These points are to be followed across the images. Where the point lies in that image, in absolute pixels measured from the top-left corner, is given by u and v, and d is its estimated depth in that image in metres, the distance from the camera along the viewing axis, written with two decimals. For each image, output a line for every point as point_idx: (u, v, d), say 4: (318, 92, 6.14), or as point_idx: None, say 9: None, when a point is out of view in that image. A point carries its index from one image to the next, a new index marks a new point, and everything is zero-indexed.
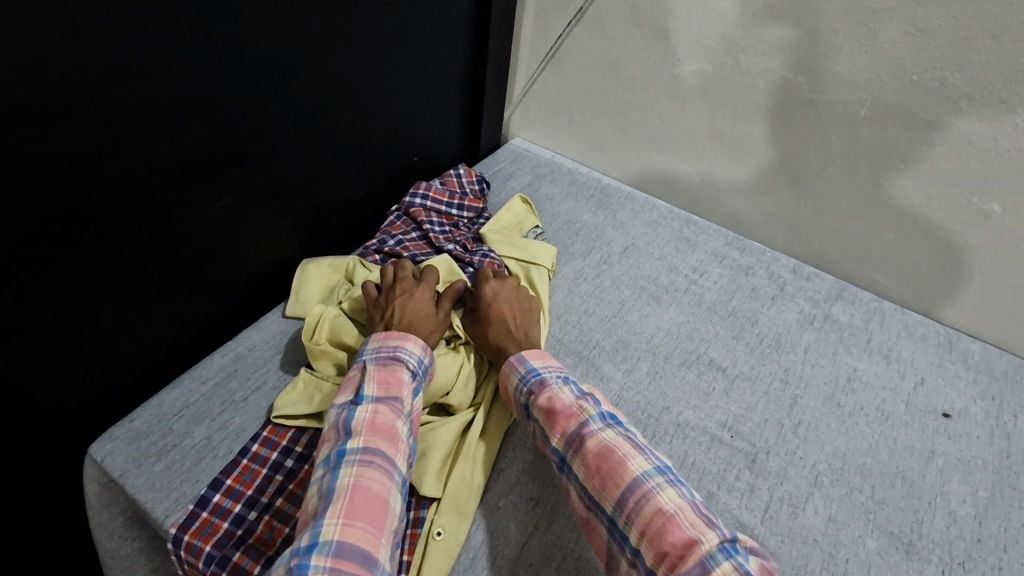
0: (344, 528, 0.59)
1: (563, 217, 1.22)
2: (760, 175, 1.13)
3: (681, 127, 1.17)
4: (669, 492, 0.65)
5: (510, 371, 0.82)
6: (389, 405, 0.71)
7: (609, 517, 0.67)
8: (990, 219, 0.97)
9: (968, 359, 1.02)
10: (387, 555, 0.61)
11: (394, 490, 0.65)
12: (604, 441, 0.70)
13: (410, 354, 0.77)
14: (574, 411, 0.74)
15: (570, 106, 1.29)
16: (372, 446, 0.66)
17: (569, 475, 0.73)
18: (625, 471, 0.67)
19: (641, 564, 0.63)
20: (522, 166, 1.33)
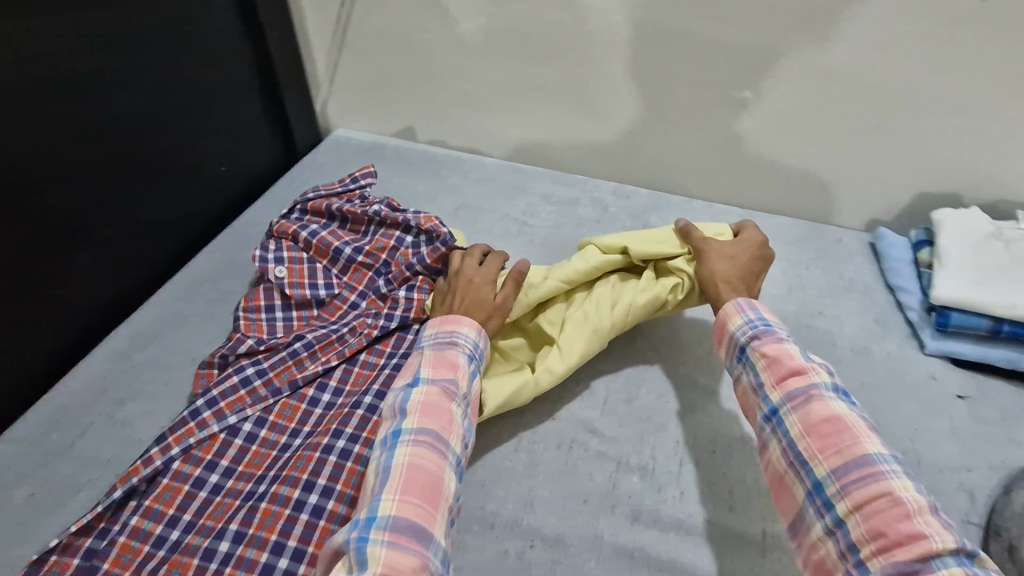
0: (401, 503, 0.61)
1: (395, 193, 1.24)
2: (561, 112, 1.21)
3: (480, 83, 1.22)
4: (904, 479, 0.58)
5: (735, 312, 0.76)
6: (443, 390, 0.71)
7: (816, 481, 0.61)
8: (747, 106, 1.07)
9: (767, 232, 1.15)
10: (442, 530, 0.63)
11: (445, 469, 0.66)
12: (834, 411, 0.64)
13: (466, 339, 0.77)
14: (805, 372, 0.68)
15: (377, 86, 1.30)
16: (425, 426, 0.67)
17: (775, 429, 0.67)
18: (855, 445, 0.61)
19: (843, 541, 0.58)
20: (348, 155, 1.34)
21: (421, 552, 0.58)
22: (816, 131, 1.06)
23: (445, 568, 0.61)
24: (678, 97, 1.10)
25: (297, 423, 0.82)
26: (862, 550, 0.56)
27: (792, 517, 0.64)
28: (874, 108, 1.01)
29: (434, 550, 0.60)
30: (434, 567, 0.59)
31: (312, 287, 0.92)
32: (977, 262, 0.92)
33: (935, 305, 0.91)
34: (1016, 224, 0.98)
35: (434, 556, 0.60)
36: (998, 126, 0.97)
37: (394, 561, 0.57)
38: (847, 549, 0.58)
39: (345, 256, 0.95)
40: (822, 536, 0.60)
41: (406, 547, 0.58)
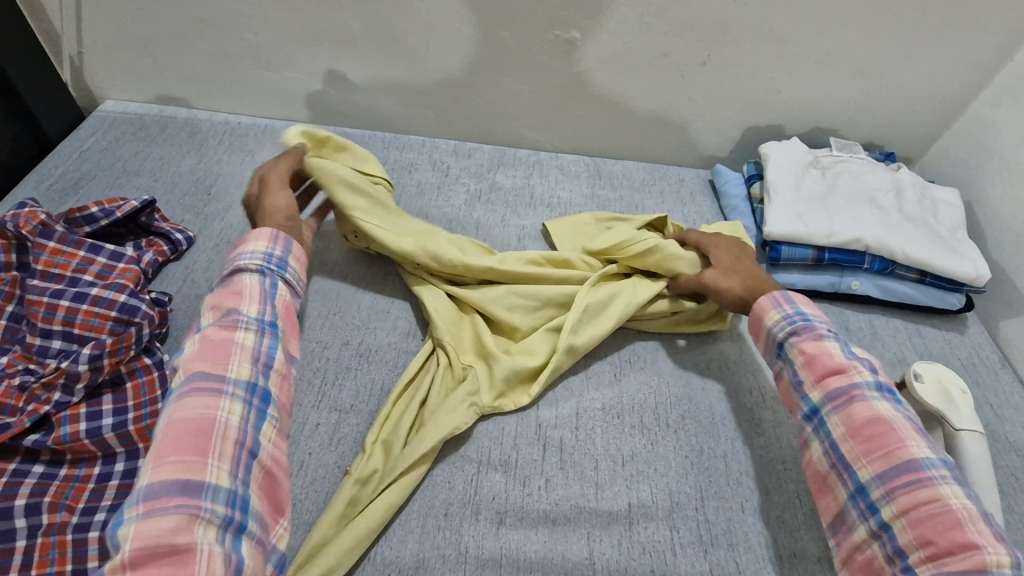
0: (156, 468, 0.51)
1: (189, 176, 1.02)
2: (378, 65, 1.05)
3: (273, 35, 1.02)
4: (955, 488, 0.57)
5: (772, 305, 0.73)
6: (225, 320, 0.61)
7: (861, 485, 0.61)
8: (576, 47, 0.99)
9: (613, 179, 1.12)
10: (233, 475, 0.53)
11: (223, 409, 0.56)
12: (881, 413, 0.62)
13: (253, 253, 0.67)
14: (846, 370, 0.65)
15: (143, 44, 1.05)
16: (192, 373, 0.57)
17: (818, 430, 0.65)
18: (903, 450, 0.60)
19: (889, 546, 0.58)
20: (123, 135, 1.08)
21: (189, 506, 0.50)
22: (646, 69, 1.02)
23: (241, 508, 0.53)
24: (502, 39, 0.99)
25: (88, 501, 0.62)
26: (910, 556, 0.56)
27: (829, 517, 0.64)
28: (696, 42, 0.98)
29: (210, 497, 0.51)
30: (215, 515, 0.51)
31: (52, 336, 0.69)
32: (801, 193, 0.95)
33: (768, 240, 0.92)
34: (829, 152, 1.03)
35: (211, 506, 0.51)
36: (807, 53, 0.99)
37: (149, 531, 0.48)
38: (893, 553, 0.57)
39: (81, 289, 0.71)
40: (867, 539, 0.60)
41: (163, 513, 0.49)
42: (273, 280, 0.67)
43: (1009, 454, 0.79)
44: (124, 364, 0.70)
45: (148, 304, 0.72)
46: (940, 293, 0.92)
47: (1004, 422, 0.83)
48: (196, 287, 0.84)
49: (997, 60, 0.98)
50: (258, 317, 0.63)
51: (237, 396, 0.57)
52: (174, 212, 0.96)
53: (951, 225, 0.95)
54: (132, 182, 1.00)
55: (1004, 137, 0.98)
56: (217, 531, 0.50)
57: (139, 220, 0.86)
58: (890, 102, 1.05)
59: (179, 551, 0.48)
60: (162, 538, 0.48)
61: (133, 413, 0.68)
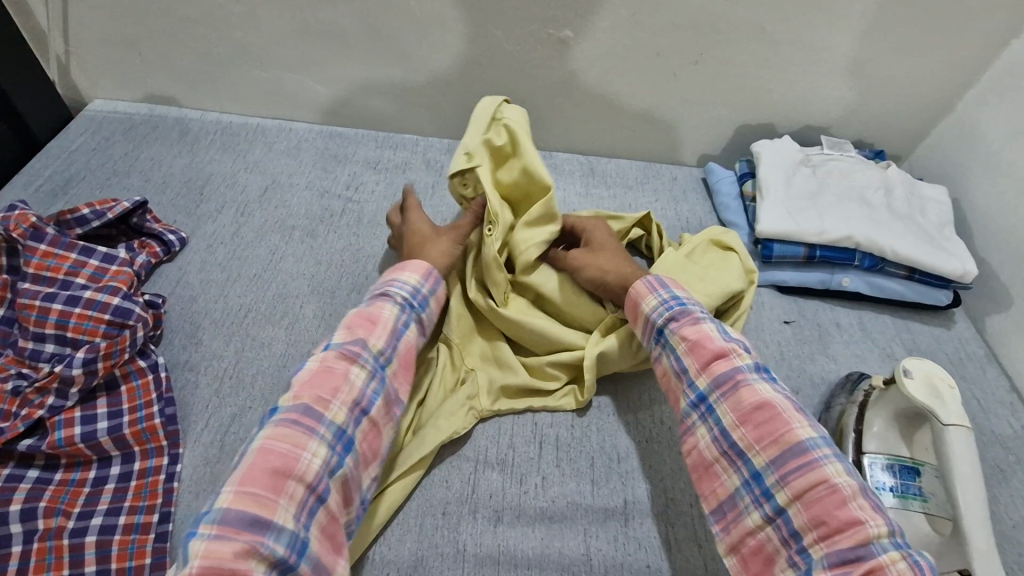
0: (236, 493, 0.51)
1: (181, 176, 1.01)
2: (371, 64, 1.05)
3: (264, 33, 1.01)
4: (837, 465, 0.58)
5: (648, 291, 0.73)
6: (345, 352, 0.62)
7: (755, 471, 0.60)
8: (569, 45, 1.00)
9: (607, 178, 1.12)
10: (298, 518, 0.53)
11: (310, 449, 0.55)
12: (765, 396, 0.62)
13: (403, 285, 0.70)
14: (727, 354, 0.66)
15: (132, 43, 1.04)
16: (302, 401, 0.58)
17: (705, 417, 0.65)
18: (789, 432, 0.60)
19: (784, 528, 0.57)
20: (113, 135, 1.06)
21: (254, 541, 0.49)
22: (639, 68, 1.02)
23: (299, 552, 0.52)
24: (495, 38, 0.99)
25: (84, 505, 0.62)
26: (804, 538, 0.56)
27: (716, 504, 0.63)
28: (689, 41, 0.98)
29: (275, 537, 0.50)
30: (274, 553, 0.50)
31: (45, 339, 0.69)
32: (792, 191, 0.96)
33: (760, 238, 0.93)
34: (820, 150, 1.04)
35: (274, 544, 0.50)
36: (798, 52, 1.00)
37: (213, 555, 0.47)
38: (788, 536, 0.57)
39: (73, 293, 0.71)
40: (761, 524, 0.59)
41: (230, 540, 0.48)
42: (406, 319, 0.68)
43: (995, 448, 0.81)
44: (118, 367, 0.69)
45: (142, 307, 0.72)
46: (928, 289, 0.94)
47: (990, 417, 0.85)
48: (190, 289, 0.83)
49: (983, 59, 0.99)
50: (377, 356, 0.64)
51: (328, 437, 0.57)
52: (166, 213, 0.95)
53: (939, 222, 0.97)
54: (122, 183, 0.99)
55: (991, 135, 1.00)
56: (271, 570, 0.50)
57: (131, 221, 0.86)
58: (880, 100, 1.06)
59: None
60: (223, 564, 0.47)
61: (129, 416, 0.68)
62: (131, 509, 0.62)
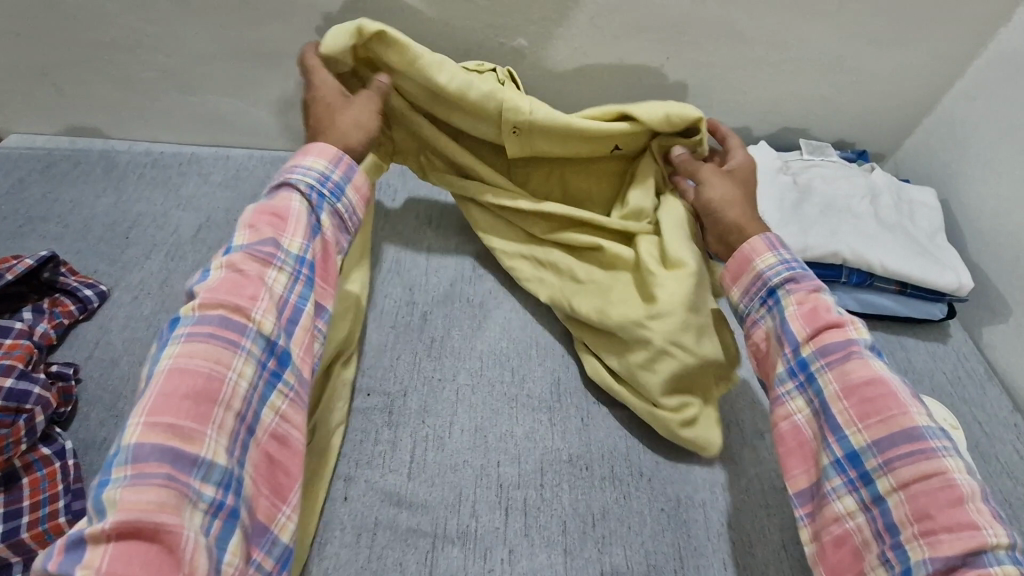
0: (151, 425, 0.46)
1: (105, 218, 0.92)
2: (309, 84, 0.96)
3: (187, 56, 0.92)
4: (954, 461, 0.52)
5: (766, 248, 0.67)
6: (257, 254, 0.58)
7: (851, 450, 0.55)
8: (523, 55, 0.91)
9: None
10: (226, 452, 0.50)
11: (236, 368, 0.52)
12: (879, 372, 0.57)
13: (308, 170, 0.65)
14: (843, 324, 0.60)
15: (43, 73, 0.94)
16: (212, 310, 0.53)
17: (804, 389, 0.60)
18: (902, 415, 0.54)
19: (880, 520, 0.53)
20: (29, 175, 0.97)
21: (182, 485, 0.46)
22: (603, 75, 0.94)
23: (230, 495, 0.49)
24: (445, 51, 0.91)
25: None
26: (902, 532, 0.51)
27: (806, 484, 0.59)
28: (654, 45, 0.91)
29: (201, 476, 0.47)
30: (202, 498, 0.47)
31: None
32: (772, 203, 0.89)
33: None
34: (799, 157, 0.97)
35: (199, 488, 0.47)
36: (772, 52, 0.92)
37: (135, 507, 0.43)
38: (882, 529, 0.53)
39: None
40: (851, 512, 0.55)
41: (150, 483, 0.44)
42: (319, 209, 0.65)
43: (1002, 478, 0.75)
44: (16, 459, 0.60)
45: (43, 385, 0.63)
46: (921, 304, 0.87)
47: (994, 442, 0.79)
48: (112, 351, 0.75)
49: (969, 51, 0.92)
50: (295, 255, 0.61)
51: (250, 354, 0.53)
52: (87, 263, 0.86)
53: (930, 230, 0.90)
54: (38, 231, 0.90)
55: (980, 133, 0.93)
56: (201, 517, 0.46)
57: (42, 276, 0.77)
58: (861, 98, 0.99)
59: (155, 532, 0.43)
60: (146, 515, 0.43)
61: (30, 515, 0.59)
62: None
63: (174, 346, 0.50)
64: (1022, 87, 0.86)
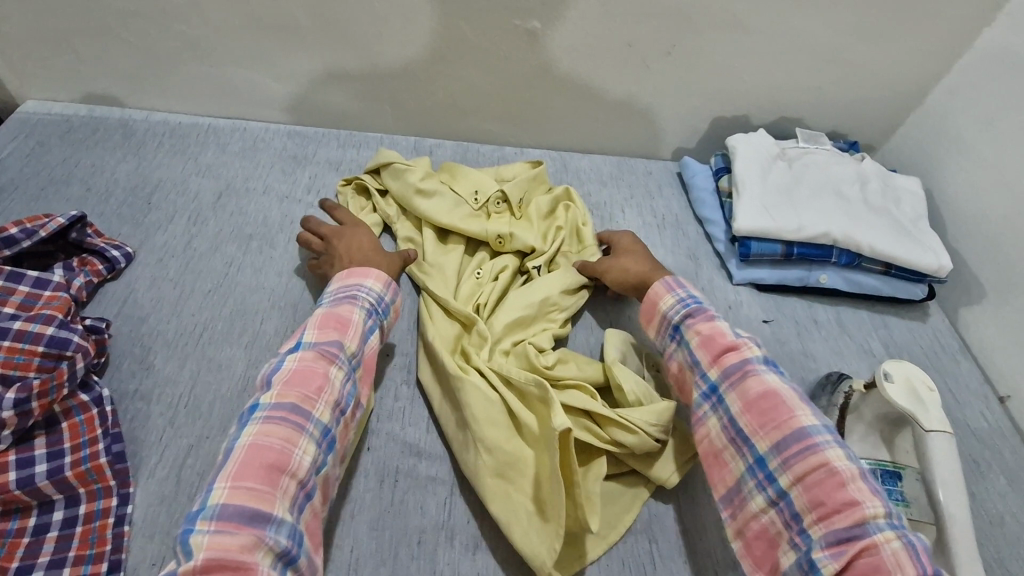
0: (232, 489, 0.51)
1: (126, 182, 0.94)
2: (327, 58, 0.98)
3: (209, 26, 0.94)
4: (838, 449, 0.58)
5: (665, 293, 0.75)
6: (325, 352, 0.63)
7: (758, 457, 0.61)
8: (537, 37, 0.95)
9: (580, 174, 1.09)
10: (291, 511, 0.53)
11: (303, 445, 0.56)
12: (771, 384, 0.63)
13: (370, 291, 0.71)
14: (738, 346, 0.67)
15: (64, 39, 0.96)
16: (286, 398, 0.58)
17: (715, 407, 0.66)
18: (791, 417, 0.60)
19: (787, 511, 0.58)
20: (48, 139, 0.98)
21: (259, 534, 0.50)
22: (611, 59, 0.98)
23: (298, 545, 0.52)
24: (461, 29, 0.94)
25: (24, 558, 0.57)
26: (804, 519, 0.57)
27: (725, 491, 0.64)
28: (662, 31, 0.95)
29: (275, 529, 0.51)
30: (277, 544, 0.51)
31: None
32: (768, 186, 0.94)
33: (737, 236, 0.91)
34: (795, 144, 1.02)
35: (274, 536, 0.51)
36: (773, 43, 0.97)
37: (219, 546, 0.48)
38: (790, 518, 0.58)
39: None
40: (764, 508, 0.60)
41: (233, 533, 0.49)
42: (371, 323, 0.70)
43: (971, 442, 0.82)
44: (57, 403, 0.63)
45: (82, 335, 0.67)
46: (904, 284, 0.93)
47: (965, 409, 0.85)
48: (140, 309, 0.77)
49: (956, 47, 0.98)
50: (351, 359, 0.65)
51: (317, 434, 0.57)
52: (110, 226, 0.88)
53: (914, 215, 0.95)
54: (60, 193, 0.91)
55: (962, 126, 0.99)
56: (275, 562, 0.50)
57: (69, 236, 0.79)
58: (854, 90, 1.05)
59: (238, 571, 0.47)
60: (228, 554, 0.48)
61: (71, 456, 0.62)
62: (76, 559, 0.58)
63: (254, 426, 0.55)
64: (1003, 82, 0.92)
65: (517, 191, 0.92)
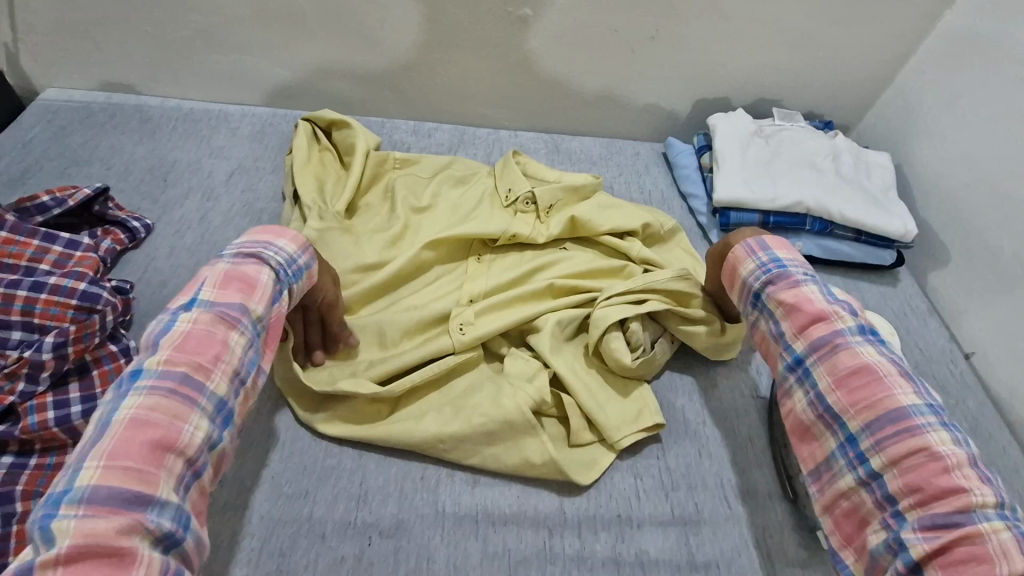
0: (107, 469, 0.48)
1: (144, 162, 1.00)
2: (331, 46, 1.05)
3: (221, 15, 1.00)
4: (942, 433, 0.60)
5: (747, 256, 0.76)
6: (223, 315, 0.59)
7: (850, 436, 0.63)
8: (528, 23, 1.01)
9: (571, 154, 1.15)
10: (178, 491, 0.51)
11: (192, 422, 0.54)
12: (865, 360, 0.65)
13: (279, 250, 0.66)
14: (830, 318, 0.68)
15: (84, 29, 1.01)
16: (171, 368, 0.54)
17: (803, 380, 0.68)
18: (889, 398, 0.62)
19: (878, 492, 0.61)
20: (67, 124, 1.04)
21: (137, 517, 0.48)
22: (597, 44, 1.05)
23: (183, 528, 0.51)
24: (456, 16, 1.00)
25: None
26: (898, 502, 0.59)
27: (813, 466, 0.67)
28: (645, 17, 1.01)
29: (158, 513, 0.49)
30: (159, 528, 0.49)
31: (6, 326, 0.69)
32: (746, 161, 1.00)
33: (718, 206, 0.97)
34: (772, 122, 1.08)
35: (157, 521, 0.49)
36: (748, 28, 1.04)
37: (92, 532, 0.45)
38: (882, 499, 0.60)
39: (31, 283, 0.70)
40: (854, 487, 0.63)
41: (108, 518, 0.46)
42: (282, 290, 0.65)
43: (937, 394, 0.88)
44: (90, 352, 0.69)
45: (109, 291, 0.73)
46: (875, 249, 0.99)
47: (931, 364, 0.92)
48: (160, 274, 0.83)
49: (921, 30, 1.05)
50: (256, 323, 0.61)
51: (209, 410, 0.55)
52: (129, 201, 0.94)
53: (884, 186, 1.02)
54: (81, 173, 0.97)
55: (929, 103, 1.06)
56: (157, 547, 0.48)
57: (95, 207, 0.85)
58: (828, 72, 1.11)
59: (116, 557, 0.46)
60: (104, 540, 0.45)
61: (103, 398, 0.68)
62: None
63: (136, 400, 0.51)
64: (961, 61, 1.00)
65: (548, 195, 0.94)
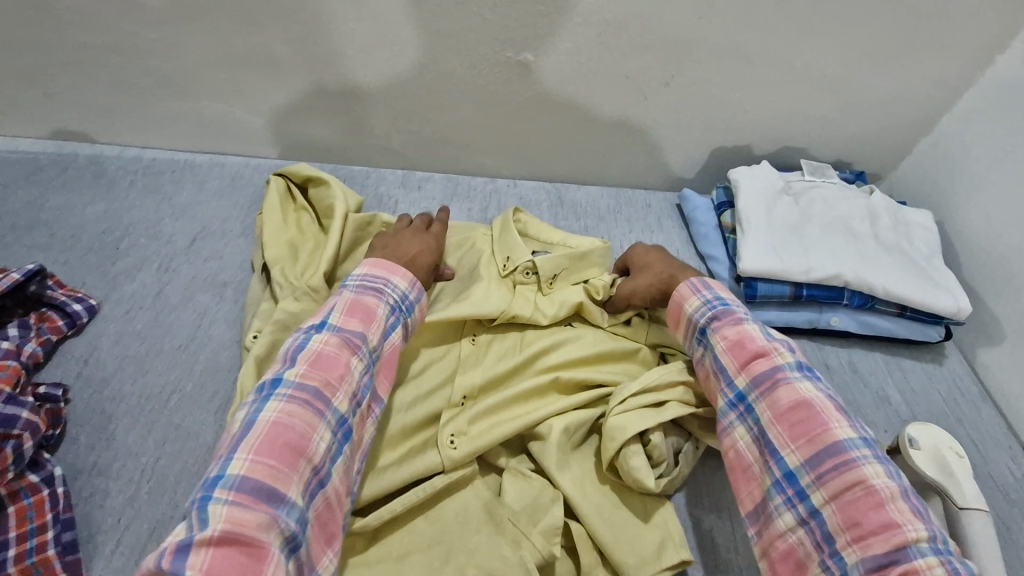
0: (253, 459, 0.48)
1: (95, 226, 0.88)
2: (308, 92, 0.93)
3: (183, 60, 0.89)
4: (877, 466, 0.55)
5: (692, 293, 0.72)
6: (347, 341, 0.59)
7: (787, 470, 0.57)
8: (529, 69, 0.90)
9: (576, 207, 1.04)
10: (303, 498, 0.49)
11: (319, 432, 0.52)
12: (803, 394, 0.60)
13: (395, 288, 0.66)
14: (769, 353, 0.63)
15: (29, 75, 0.90)
16: (309, 378, 0.54)
17: (744, 418, 0.63)
18: (826, 432, 0.57)
19: (818, 532, 0.54)
20: (11, 181, 0.92)
21: (272, 513, 0.46)
22: (607, 90, 0.94)
23: (304, 535, 0.48)
24: (448, 61, 0.89)
25: None
26: (836, 540, 0.53)
27: (754, 507, 0.60)
28: (660, 62, 0.90)
29: (288, 512, 0.47)
30: (287, 530, 0.47)
31: None
32: (774, 224, 0.89)
33: (743, 277, 0.86)
34: (800, 176, 0.97)
35: (286, 521, 0.47)
36: (775, 74, 0.93)
37: (236, 521, 0.44)
38: (820, 539, 0.54)
39: None
40: (792, 526, 0.56)
41: (251, 507, 0.45)
42: (394, 322, 0.65)
43: (997, 500, 0.77)
44: (4, 487, 0.59)
45: (31, 408, 0.62)
46: (919, 326, 0.88)
47: (988, 460, 0.80)
48: (103, 370, 0.72)
49: (966, 75, 0.94)
50: (373, 352, 0.60)
51: (334, 422, 0.54)
52: (74, 275, 0.82)
53: (927, 251, 0.91)
54: (22, 240, 0.86)
55: (976, 156, 0.95)
56: (285, 548, 0.46)
57: (27, 289, 0.74)
58: (861, 119, 1.00)
59: (251, 548, 0.44)
60: (246, 530, 0.44)
61: (18, 546, 0.58)
62: None
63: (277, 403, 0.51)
64: (1014, 113, 0.89)
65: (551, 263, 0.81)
